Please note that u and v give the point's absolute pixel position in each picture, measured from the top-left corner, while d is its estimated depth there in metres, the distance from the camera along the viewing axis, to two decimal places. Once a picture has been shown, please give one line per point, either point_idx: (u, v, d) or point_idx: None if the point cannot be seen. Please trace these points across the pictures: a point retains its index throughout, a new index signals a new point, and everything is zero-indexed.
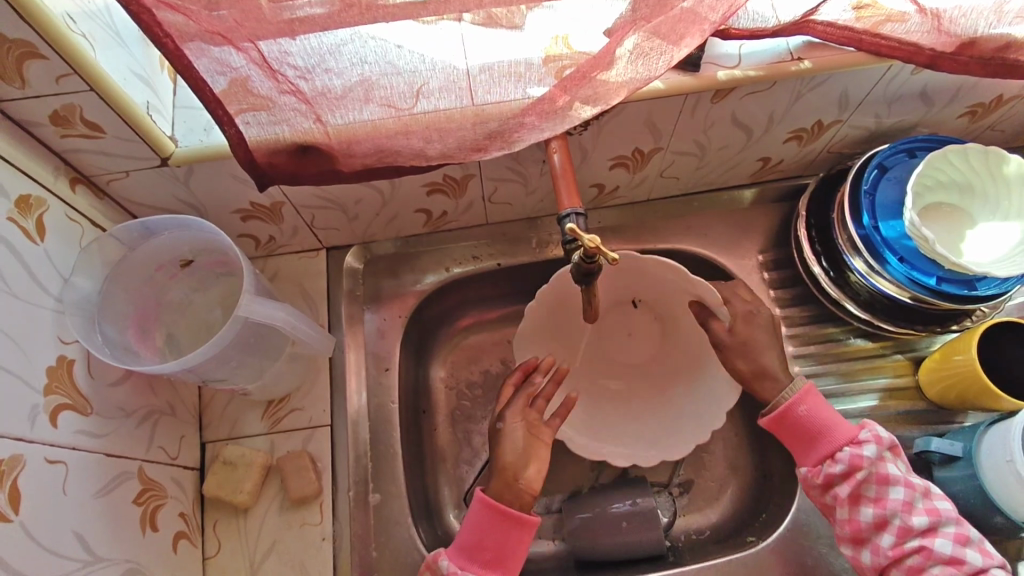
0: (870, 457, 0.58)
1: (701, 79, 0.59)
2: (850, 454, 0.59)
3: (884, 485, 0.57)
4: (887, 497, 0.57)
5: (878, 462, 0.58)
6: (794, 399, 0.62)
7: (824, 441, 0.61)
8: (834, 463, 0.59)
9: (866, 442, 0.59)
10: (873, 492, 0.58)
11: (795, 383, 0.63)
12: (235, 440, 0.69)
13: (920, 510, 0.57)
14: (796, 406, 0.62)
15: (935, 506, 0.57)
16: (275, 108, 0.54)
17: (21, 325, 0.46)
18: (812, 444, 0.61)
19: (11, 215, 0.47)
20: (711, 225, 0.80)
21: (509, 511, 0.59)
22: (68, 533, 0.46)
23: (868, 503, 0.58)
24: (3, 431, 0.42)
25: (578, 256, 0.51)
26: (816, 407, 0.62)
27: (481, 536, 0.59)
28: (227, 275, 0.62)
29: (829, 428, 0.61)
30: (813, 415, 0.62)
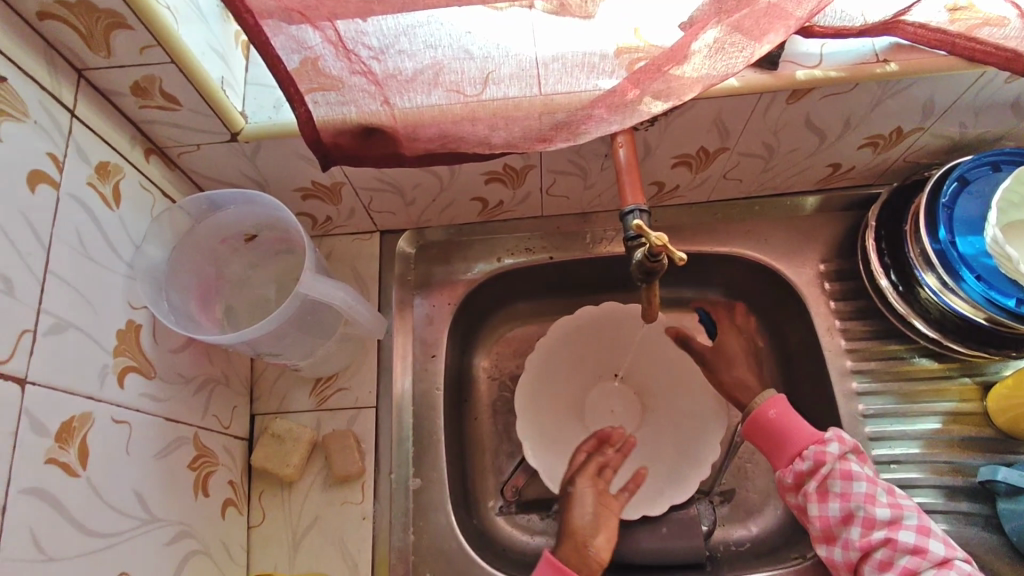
0: (833, 453, 0.61)
1: (779, 78, 0.56)
2: (814, 451, 0.61)
3: (848, 480, 0.59)
4: (852, 491, 0.59)
5: (842, 459, 0.61)
6: (764, 404, 0.66)
7: (792, 441, 0.63)
8: (801, 460, 0.62)
9: (830, 440, 0.62)
10: (838, 488, 0.59)
11: (767, 392, 0.67)
12: (284, 414, 0.70)
13: (884, 503, 0.58)
14: (765, 411, 0.66)
15: (898, 501, 0.59)
16: (344, 88, 0.55)
17: (96, 287, 0.47)
18: (783, 446, 0.64)
19: (92, 180, 0.48)
20: (772, 230, 0.78)
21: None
22: (129, 491, 0.47)
23: (835, 498, 0.59)
24: (76, 388, 0.43)
25: (642, 254, 0.50)
26: (786, 412, 0.65)
27: None
28: (287, 252, 0.62)
29: (798, 430, 0.64)
30: (783, 420, 0.65)
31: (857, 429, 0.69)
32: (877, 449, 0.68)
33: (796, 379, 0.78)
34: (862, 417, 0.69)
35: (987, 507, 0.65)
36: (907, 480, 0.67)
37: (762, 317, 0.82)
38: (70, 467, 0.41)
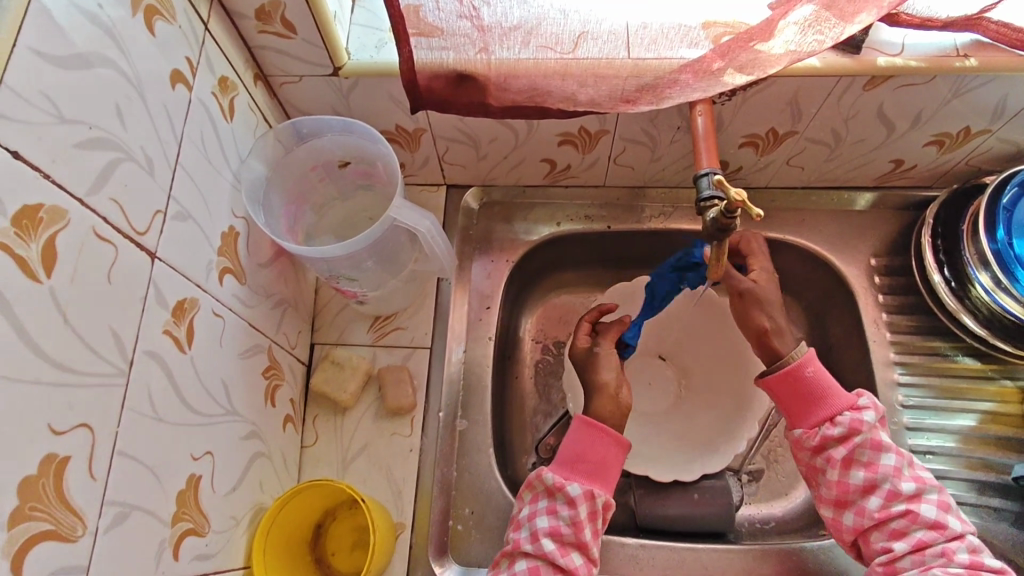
0: (868, 422, 0.58)
1: (860, 62, 0.58)
2: (850, 418, 0.58)
3: (878, 450, 0.57)
4: (879, 462, 0.57)
5: (874, 427, 0.58)
6: (801, 359, 0.61)
7: (827, 403, 0.60)
8: (833, 426, 0.58)
9: (865, 408, 0.59)
10: (866, 457, 0.57)
11: (804, 348, 0.62)
12: (343, 345, 0.73)
13: (907, 476, 0.57)
14: (804, 368, 0.61)
15: (919, 474, 0.57)
16: (447, 33, 0.57)
17: (210, 189, 0.50)
18: (815, 405, 0.60)
19: (215, 91, 0.52)
20: (826, 222, 0.80)
21: (608, 429, 0.64)
22: (219, 381, 0.50)
23: (860, 467, 0.57)
24: (190, 274, 0.46)
25: (718, 212, 0.52)
26: (822, 371, 0.61)
27: (582, 449, 0.64)
28: (365, 188, 0.66)
29: (834, 392, 0.60)
30: (818, 378, 0.61)
31: (896, 418, 0.71)
32: (913, 438, 0.70)
33: (835, 369, 0.79)
34: (901, 407, 0.71)
35: (1018, 504, 0.67)
36: (941, 471, 0.69)
37: (806, 307, 0.83)
38: (179, 342, 0.44)
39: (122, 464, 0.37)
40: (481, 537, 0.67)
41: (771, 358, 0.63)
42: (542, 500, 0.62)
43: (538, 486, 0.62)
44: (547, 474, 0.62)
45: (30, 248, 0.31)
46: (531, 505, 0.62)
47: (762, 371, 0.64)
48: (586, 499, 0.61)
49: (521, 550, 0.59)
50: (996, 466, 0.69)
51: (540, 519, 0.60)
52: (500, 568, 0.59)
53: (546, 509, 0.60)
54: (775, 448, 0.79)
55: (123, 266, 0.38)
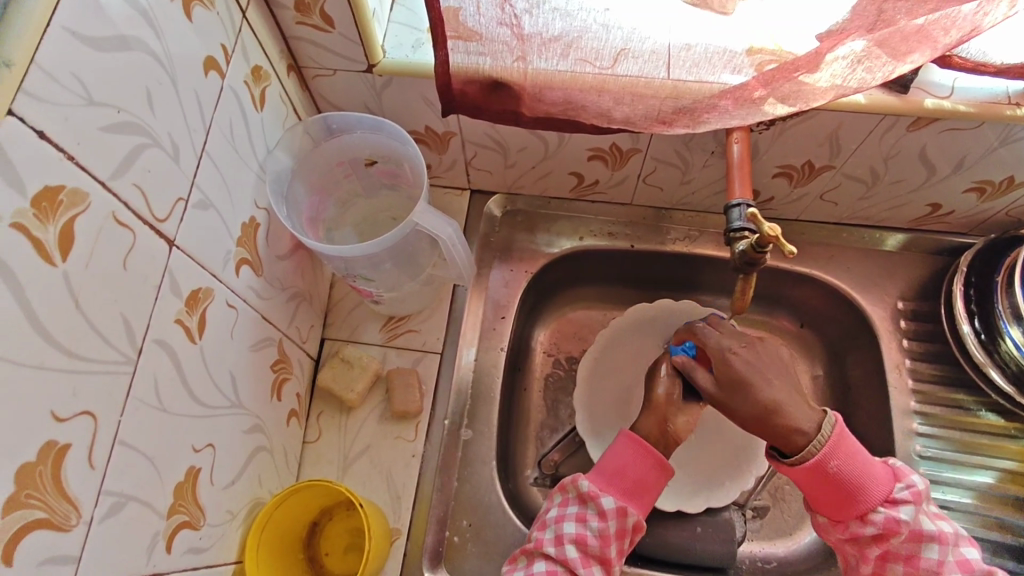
0: (906, 521, 0.53)
1: (905, 102, 0.57)
2: (885, 517, 0.53)
3: (917, 544, 0.53)
4: (920, 556, 0.53)
5: (919, 512, 0.54)
6: (823, 453, 0.54)
7: (861, 500, 0.54)
8: (865, 525, 0.54)
9: (901, 502, 0.54)
10: (903, 552, 0.53)
11: (829, 432, 0.55)
12: (354, 343, 0.73)
13: (954, 566, 0.52)
14: (828, 462, 0.54)
15: (965, 557, 0.53)
16: (485, 39, 0.56)
17: (234, 179, 0.50)
18: (849, 502, 0.54)
19: (247, 80, 0.51)
20: (854, 261, 0.78)
21: (654, 453, 0.61)
22: (227, 373, 0.50)
23: (899, 563, 0.53)
24: (207, 264, 0.46)
25: (748, 245, 0.51)
26: (849, 459, 0.54)
27: (624, 465, 0.61)
28: (390, 188, 0.65)
29: (868, 486, 0.54)
30: (844, 472, 0.54)
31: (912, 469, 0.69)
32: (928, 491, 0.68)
33: (852, 411, 0.77)
34: (918, 458, 0.69)
35: None
36: None
37: (827, 345, 0.81)
38: (190, 332, 0.44)
39: (123, 454, 0.37)
40: (477, 551, 0.66)
41: (788, 448, 0.56)
42: (572, 506, 0.60)
43: (571, 491, 0.61)
44: (582, 482, 0.61)
45: (48, 232, 0.30)
46: (560, 508, 0.61)
47: (778, 456, 0.57)
48: (618, 514, 0.59)
49: (541, 551, 0.58)
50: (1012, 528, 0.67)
51: (564, 526, 0.59)
52: (518, 565, 0.59)
53: (574, 517, 0.59)
54: (784, 487, 0.77)
55: (140, 253, 0.37)
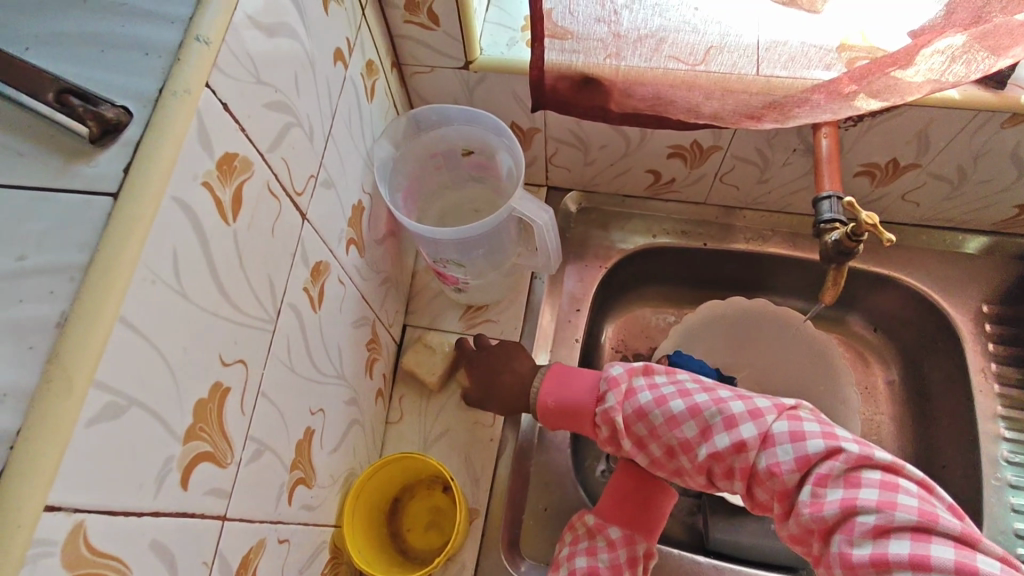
0: (613, 404, 0.55)
1: (1001, 98, 0.56)
2: (601, 415, 0.56)
3: (645, 417, 0.54)
4: (659, 426, 0.53)
5: (624, 387, 0.56)
6: (540, 394, 0.61)
7: (582, 412, 0.58)
8: (603, 429, 0.56)
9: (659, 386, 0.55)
10: (648, 430, 0.54)
11: (536, 383, 0.62)
12: (434, 330, 0.75)
13: (685, 419, 0.52)
14: (545, 400, 0.60)
15: (799, 427, 0.49)
16: (582, 36, 0.59)
17: (349, 164, 0.53)
18: (580, 420, 0.59)
19: (363, 73, 0.55)
20: (935, 263, 0.77)
21: (652, 478, 0.61)
22: (335, 346, 0.53)
23: (679, 451, 0.53)
24: (327, 240, 0.49)
25: (841, 235, 0.52)
26: (560, 393, 0.60)
27: (622, 497, 0.62)
28: (477, 180, 0.68)
29: (577, 396, 0.59)
30: (561, 404, 0.59)
31: (998, 473, 0.68)
32: (1016, 497, 0.67)
33: (931, 416, 0.76)
34: (1005, 462, 0.68)
35: None
36: None
37: (904, 349, 0.80)
38: (313, 301, 0.47)
39: (263, 405, 0.40)
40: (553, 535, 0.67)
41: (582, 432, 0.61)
42: (582, 542, 0.61)
43: (580, 528, 0.62)
44: (588, 516, 0.62)
45: (225, 192, 0.34)
46: (571, 546, 0.61)
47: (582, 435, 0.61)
48: (627, 543, 0.59)
49: None
50: None
51: (579, 560, 0.59)
52: None
53: (586, 551, 0.59)
54: None
55: (283, 222, 0.41)
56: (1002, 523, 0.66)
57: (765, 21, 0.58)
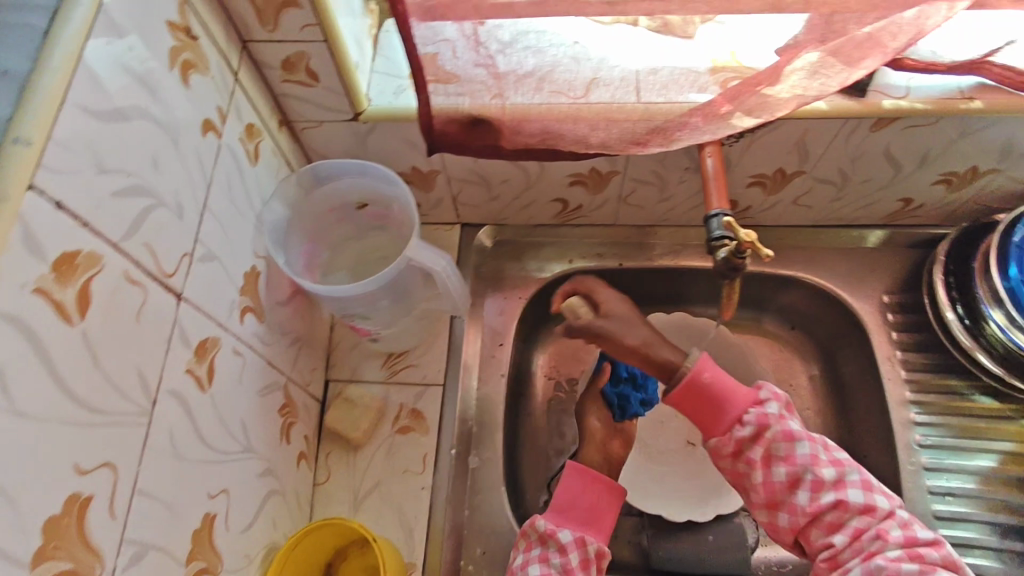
0: (773, 414, 0.57)
1: (866, 105, 0.60)
2: (756, 415, 0.57)
3: (791, 442, 0.55)
4: (796, 453, 0.55)
5: (781, 420, 0.57)
6: (697, 365, 0.58)
7: (730, 404, 0.57)
8: (743, 426, 0.57)
9: (766, 400, 0.58)
10: (782, 451, 0.55)
11: (688, 354, 0.59)
12: (356, 382, 0.74)
13: (826, 462, 0.55)
14: (700, 372, 0.58)
15: (873, 499, 0.53)
16: (463, 80, 0.59)
17: (235, 231, 0.52)
18: (715, 412, 0.58)
19: (242, 137, 0.53)
20: (834, 261, 0.80)
21: (598, 477, 0.65)
22: (237, 421, 0.51)
23: (779, 462, 0.55)
24: (212, 315, 0.47)
25: (726, 253, 0.53)
26: (717, 374, 0.58)
27: (572, 498, 0.64)
28: (380, 228, 0.67)
29: (733, 393, 0.58)
30: (713, 381, 0.58)
31: (913, 458, 0.70)
32: (932, 479, 0.69)
33: (849, 406, 0.79)
34: (919, 447, 0.71)
35: None
36: (962, 514, 0.68)
37: (818, 344, 0.83)
38: (201, 381, 0.45)
39: (141, 503, 0.38)
40: None
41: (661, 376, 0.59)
42: (535, 548, 0.61)
43: (532, 534, 0.62)
44: (539, 521, 0.62)
45: (66, 293, 0.32)
46: (525, 553, 0.61)
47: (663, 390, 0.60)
48: (578, 545, 0.61)
49: None
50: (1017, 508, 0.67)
51: (531, 567, 0.59)
52: None
53: (539, 557, 0.60)
54: None
55: (150, 307, 0.39)
56: (922, 506, 0.68)
57: (634, 48, 0.60)
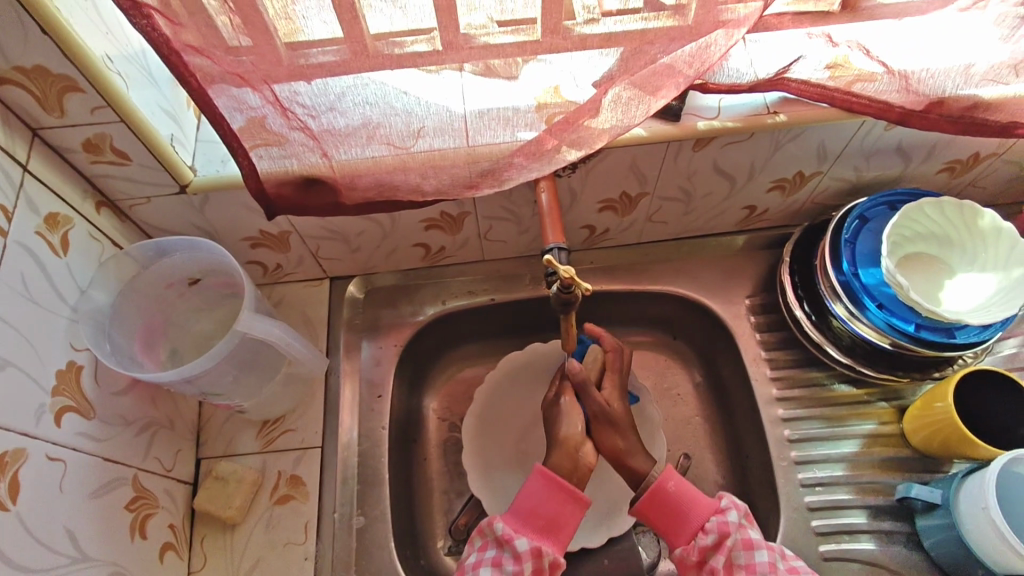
0: (734, 522, 0.59)
1: (680, 129, 0.63)
2: (718, 523, 0.59)
3: (750, 551, 0.58)
4: (756, 562, 0.57)
5: (741, 527, 0.59)
6: (662, 475, 0.62)
7: (694, 514, 0.60)
8: (704, 535, 0.59)
9: (728, 509, 0.60)
10: (742, 559, 0.58)
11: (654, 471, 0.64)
12: (229, 457, 0.71)
13: (783, 571, 0.57)
14: (665, 483, 0.62)
15: (793, 566, 0.58)
16: (286, 143, 0.57)
17: (38, 331, 0.51)
18: (678, 523, 0.61)
19: (40, 230, 0.52)
20: (701, 270, 0.83)
21: (568, 487, 0.62)
22: (60, 529, 0.50)
23: (740, 571, 0.57)
24: (12, 426, 0.47)
25: (556, 287, 0.55)
26: (684, 483, 0.62)
27: (538, 503, 0.62)
28: (231, 296, 0.67)
29: (697, 503, 0.61)
30: (682, 490, 0.62)
31: (785, 454, 0.73)
32: (803, 471, 0.72)
33: (732, 408, 0.81)
34: (789, 441, 0.74)
35: (909, 524, 0.69)
36: (834, 501, 0.71)
37: (699, 350, 0.86)
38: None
39: None
40: None
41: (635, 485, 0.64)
42: (490, 549, 0.60)
43: (489, 534, 0.61)
44: (498, 524, 0.61)
45: None
46: (479, 553, 0.60)
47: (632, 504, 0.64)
48: (533, 555, 0.58)
49: None
50: (882, 488, 0.71)
51: (483, 570, 0.58)
52: None
53: (492, 561, 0.58)
54: None
55: None
56: (796, 499, 0.71)
57: (468, 92, 0.55)
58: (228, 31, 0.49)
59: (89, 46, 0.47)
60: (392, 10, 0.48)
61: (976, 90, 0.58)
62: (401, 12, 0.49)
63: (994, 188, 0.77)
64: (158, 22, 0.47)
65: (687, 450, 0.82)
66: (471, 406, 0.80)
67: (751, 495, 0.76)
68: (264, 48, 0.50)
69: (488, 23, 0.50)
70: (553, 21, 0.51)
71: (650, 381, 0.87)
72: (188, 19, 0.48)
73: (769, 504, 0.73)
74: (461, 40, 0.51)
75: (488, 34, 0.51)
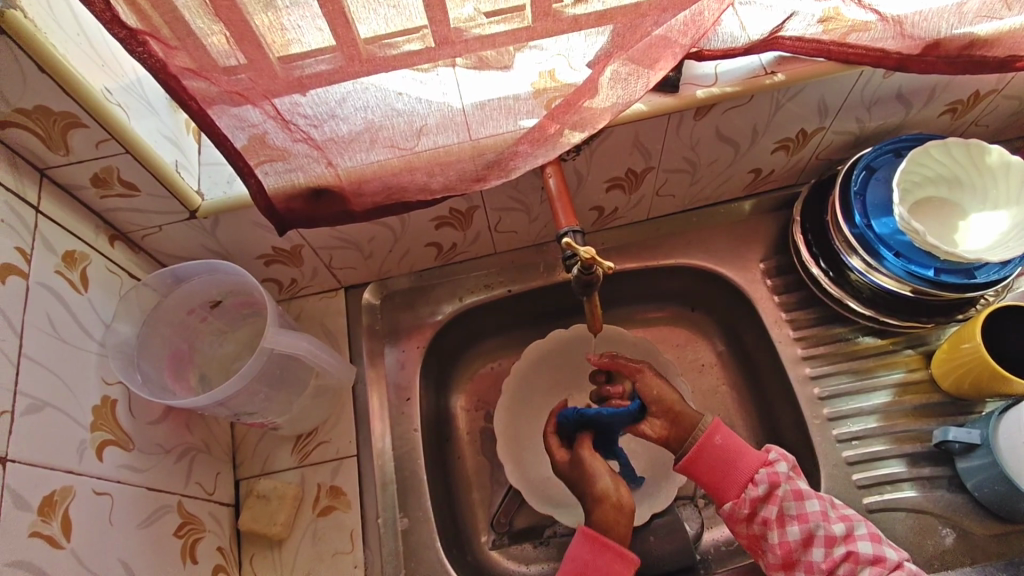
0: (783, 474, 0.61)
1: (680, 99, 0.62)
2: (768, 474, 0.61)
3: (802, 501, 0.60)
4: (808, 511, 0.59)
5: (791, 479, 0.61)
6: (709, 429, 0.64)
7: (742, 465, 0.62)
8: (755, 485, 0.61)
9: (776, 461, 0.62)
10: (795, 510, 0.59)
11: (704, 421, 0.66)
12: (268, 475, 0.71)
13: (835, 518, 0.59)
14: (712, 436, 0.63)
15: (845, 514, 0.60)
16: (290, 157, 0.57)
17: (70, 368, 0.51)
18: (727, 475, 0.62)
19: (59, 268, 0.53)
20: (713, 238, 0.83)
21: (609, 543, 0.62)
22: (115, 560, 0.50)
23: (793, 521, 0.59)
24: (55, 465, 0.47)
25: (577, 269, 0.56)
26: (731, 437, 0.63)
27: (581, 567, 0.62)
28: (252, 315, 0.68)
29: (744, 456, 0.62)
30: (729, 444, 0.63)
31: (817, 412, 0.74)
32: (837, 428, 0.73)
33: (757, 374, 0.81)
34: (819, 399, 0.74)
35: (948, 468, 0.70)
36: (871, 453, 0.71)
37: (718, 319, 0.86)
38: (54, 538, 0.45)
39: None
40: None
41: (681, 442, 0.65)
42: None
43: None
44: None
45: None
46: None
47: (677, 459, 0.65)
48: None
49: None
50: (918, 435, 0.71)
51: None
52: None
53: None
54: None
55: None
56: (833, 456, 0.71)
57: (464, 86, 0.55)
58: (223, 51, 0.48)
59: (86, 79, 0.47)
60: (385, 9, 0.47)
61: (971, 28, 0.58)
62: (393, 11, 0.47)
63: (996, 124, 0.77)
64: (153, 47, 0.47)
65: (717, 420, 0.82)
66: (499, 400, 0.80)
67: (786, 456, 0.77)
68: (260, 64, 0.49)
69: (477, 15, 0.49)
70: (543, 5, 0.50)
71: (672, 355, 0.87)
72: (181, 43, 0.47)
73: (806, 461, 0.73)
74: (453, 34, 0.50)
75: (479, 26, 0.50)
